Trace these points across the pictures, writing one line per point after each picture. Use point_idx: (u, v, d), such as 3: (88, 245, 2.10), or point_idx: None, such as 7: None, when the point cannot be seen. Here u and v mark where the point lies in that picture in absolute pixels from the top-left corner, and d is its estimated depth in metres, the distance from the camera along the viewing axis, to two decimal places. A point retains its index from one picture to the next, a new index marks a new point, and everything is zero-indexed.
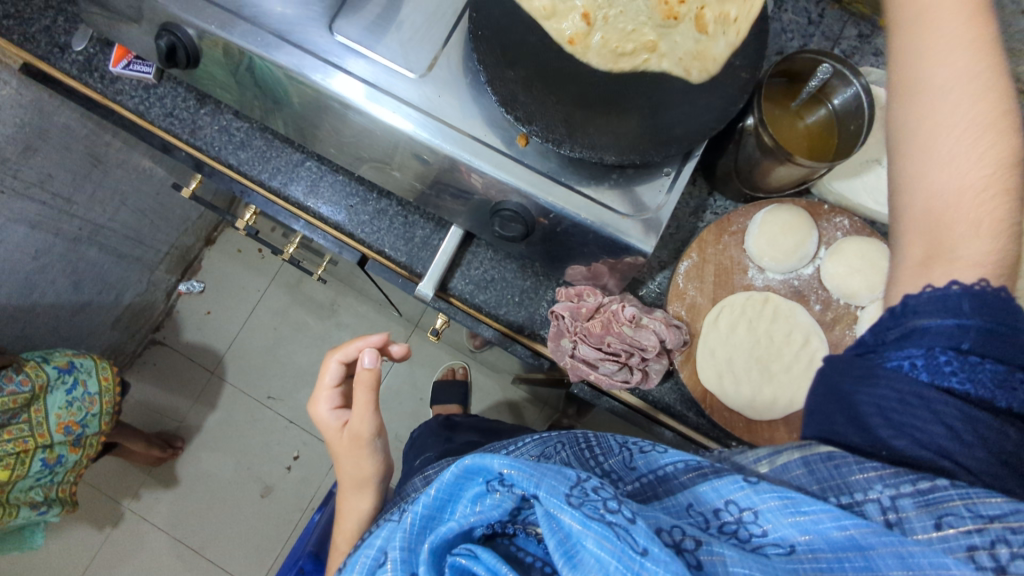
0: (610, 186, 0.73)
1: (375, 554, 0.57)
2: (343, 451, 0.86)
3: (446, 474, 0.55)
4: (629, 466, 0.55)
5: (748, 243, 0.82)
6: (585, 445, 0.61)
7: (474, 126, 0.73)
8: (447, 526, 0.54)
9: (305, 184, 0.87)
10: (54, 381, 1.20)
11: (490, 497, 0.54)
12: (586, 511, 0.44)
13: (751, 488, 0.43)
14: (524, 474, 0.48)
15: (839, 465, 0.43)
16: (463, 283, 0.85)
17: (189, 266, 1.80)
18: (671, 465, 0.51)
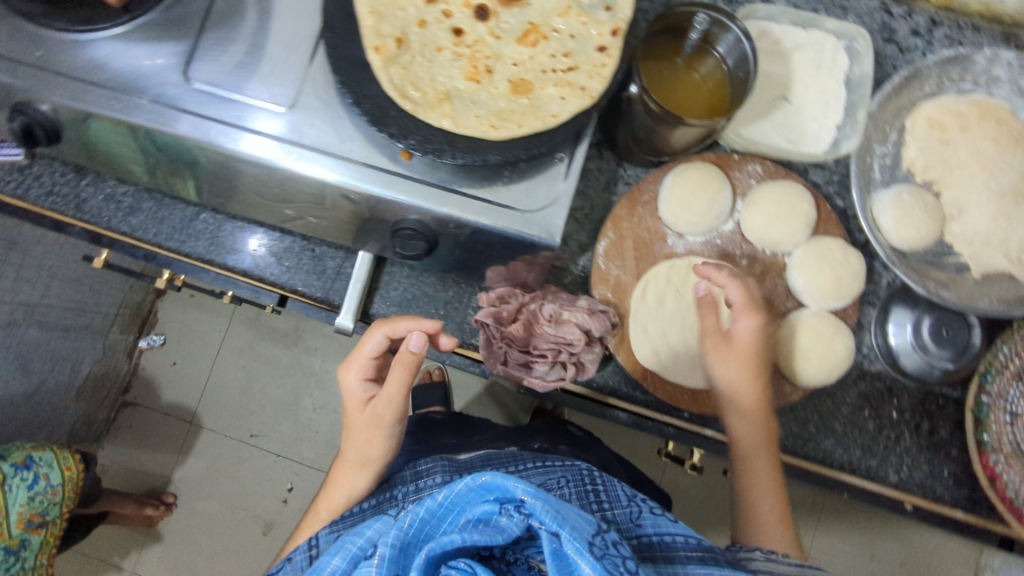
0: (504, 185, 0.70)
1: (361, 545, 0.52)
2: (357, 427, 0.71)
3: (460, 483, 0.51)
4: (634, 522, 0.60)
5: (661, 210, 0.80)
6: (590, 486, 0.66)
7: (353, 150, 0.70)
8: (449, 538, 0.46)
9: (204, 238, 0.85)
10: (11, 479, 1.18)
11: (497, 519, 0.48)
12: (607, 564, 0.43)
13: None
14: (548, 507, 0.45)
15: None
16: (384, 307, 0.82)
17: (145, 320, 1.74)
18: (678, 538, 0.56)
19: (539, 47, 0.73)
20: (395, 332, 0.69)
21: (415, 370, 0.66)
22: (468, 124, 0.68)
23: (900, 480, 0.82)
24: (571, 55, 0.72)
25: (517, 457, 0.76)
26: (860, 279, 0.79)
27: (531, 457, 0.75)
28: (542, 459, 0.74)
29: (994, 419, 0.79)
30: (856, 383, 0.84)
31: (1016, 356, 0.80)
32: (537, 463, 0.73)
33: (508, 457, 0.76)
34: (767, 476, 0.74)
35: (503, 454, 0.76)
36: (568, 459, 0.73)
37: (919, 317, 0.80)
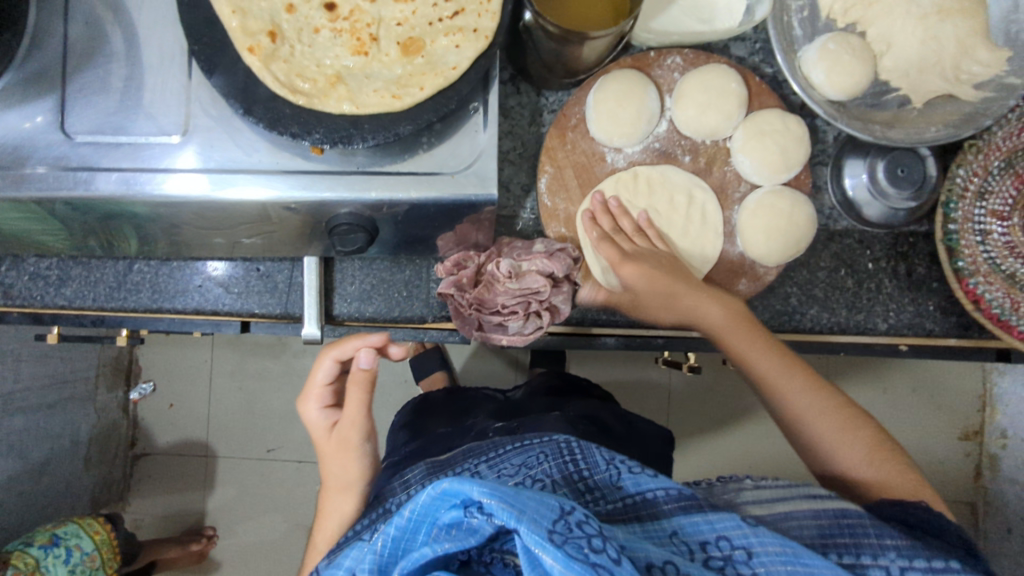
0: (425, 152, 0.67)
1: (342, 575, 0.50)
2: (328, 455, 0.67)
3: (421, 494, 0.46)
4: (616, 485, 0.58)
5: (592, 129, 0.77)
6: (570, 457, 0.60)
7: (262, 159, 0.66)
8: (420, 552, 0.46)
9: (145, 288, 0.81)
10: (46, 560, 1.18)
11: (467, 522, 0.46)
12: (569, 550, 0.42)
13: (749, 529, 0.52)
14: (505, 505, 0.43)
15: (852, 526, 0.55)
16: (346, 305, 0.81)
17: (129, 371, 1.69)
18: (660, 492, 0.56)
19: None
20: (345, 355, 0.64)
21: (371, 387, 0.63)
22: (370, 101, 0.63)
23: (891, 326, 0.84)
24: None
25: (496, 442, 0.68)
26: (805, 144, 0.77)
27: (514, 438, 0.67)
28: (522, 438, 0.66)
29: (966, 246, 0.79)
30: (826, 245, 0.84)
31: (974, 177, 0.79)
32: (515, 444, 0.65)
33: (488, 445, 0.67)
34: (742, 338, 0.71)
35: (487, 443, 0.68)
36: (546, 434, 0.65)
37: (873, 163, 0.78)
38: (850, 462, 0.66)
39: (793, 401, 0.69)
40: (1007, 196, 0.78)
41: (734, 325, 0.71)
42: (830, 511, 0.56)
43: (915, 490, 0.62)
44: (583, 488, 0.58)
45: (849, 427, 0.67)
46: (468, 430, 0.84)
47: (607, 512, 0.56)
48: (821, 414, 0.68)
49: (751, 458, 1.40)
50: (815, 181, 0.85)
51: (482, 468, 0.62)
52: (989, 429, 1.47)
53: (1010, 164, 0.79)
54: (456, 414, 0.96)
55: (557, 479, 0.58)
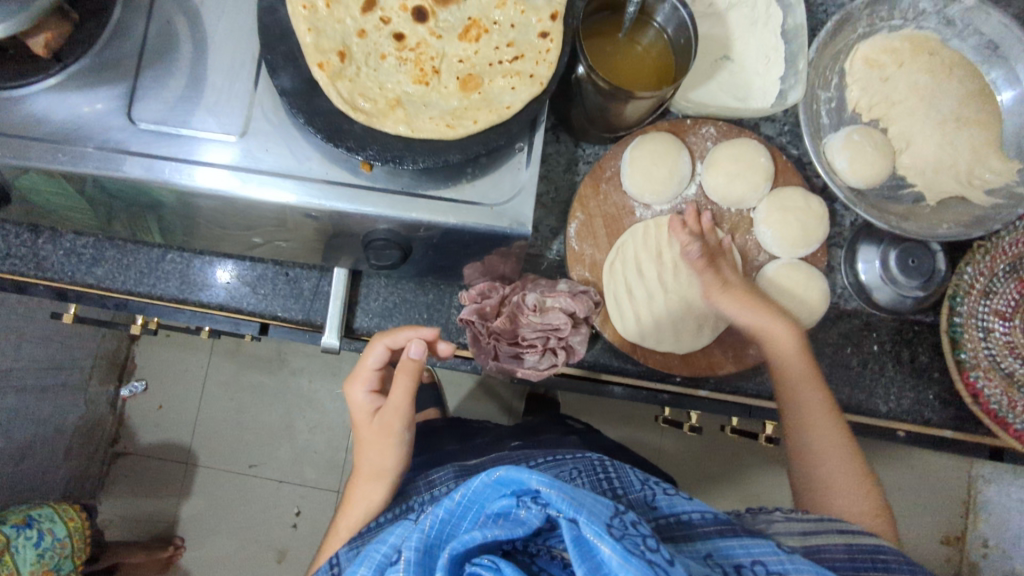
0: (469, 182, 0.71)
1: (387, 552, 0.49)
2: (366, 441, 0.64)
3: (476, 480, 0.46)
4: (650, 504, 0.56)
5: (625, 184, 0.81)
6: (603, 475, 0.60)
7: (313, 167, 0.70)
8: (470, 534, 0.44)
9: (174, 278, 0.84)
10: (16, 539, 1.14)
11: (518, 512, 0.45)
12: (626, 544, 0.40)
13: (786, 556, 0.48)
14: (564, 495, 0.42)
15: (887, 560, 0.57)
16: (367, 320, 0.82)
17: (123, 368, 1.69)
18: (695, 514, 0.53)
19: (480, 42, 0.74)
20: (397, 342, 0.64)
21: (420, 377, 0.62)
22: (425, 128, 0.67)
23: (890, 410, 0.85)
24: (513, 44, 0.73)
25: (527, 454, 0.67)
26: (824, 223, 0.81)
27: (542, 453, 0.67)
28: (553, 453, 0.65)
29: (970, 340, 0.81)
30: (835, 323, 0.86)
31: (981, 276, 0.83)
32: (546, 458, 0.64)
33: (517, 455, 0.67)
34: (796, 374, 0.74)
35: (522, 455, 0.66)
36: (577, 451, 0.65)
37: (887, 252, 0.82)
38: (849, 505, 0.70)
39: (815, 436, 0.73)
40: (1010, 297, 0.82)
41: (797, 357, 0.74)
42: (865, 545, 0.58)
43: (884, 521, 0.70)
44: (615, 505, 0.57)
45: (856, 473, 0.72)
46: (484, 449, 0.85)
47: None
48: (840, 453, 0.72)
49: None
50: (829, 262, 0.88)
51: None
52: (970, 535, 1.48)
53: (1014, 268, 0.82)
54: (462, 436, 0.96)
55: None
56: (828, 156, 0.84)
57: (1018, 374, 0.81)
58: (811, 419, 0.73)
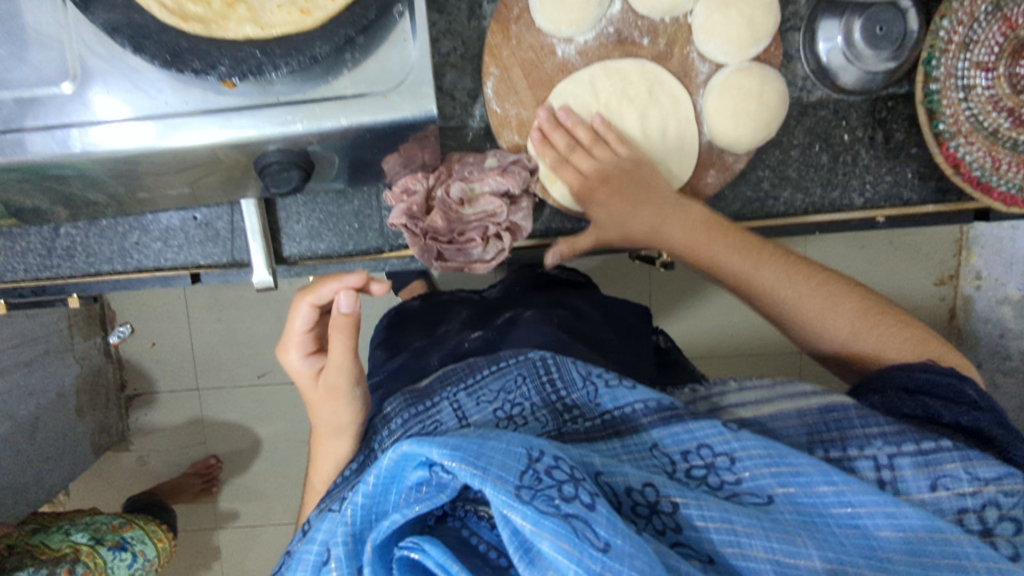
0: (349, 72, 0.60)
1: (320, 550, 0.49)
2: (317, 402, 0.66)
3: (384, 458, 0.46)
4: (594, 401, 0.59)
5: (537, 20, 0.68)
6: (547, 376, 0.61)
7: (169, 102, 0.59)
8: (392, 519, 0.44)
9: (78, 252, 0.75)
10: (112, 560, 1.27)
11: (436, 478, 0.46)
12: (539, 505, 0.41)
13: (731, 435, 0.52)
14: (465, 465, 0.43)
15: (839, 420, 0.55)
16: (296, 245, 0.76)
17: (103, 317, 1.62)
18: (638, 406, 0.56)
19: None
20: (322, 298, 0.62)
21: (355, 329, 0.61)
22: (275, 21, 0.55)
23: (867, 201, 0.80)
24: None
25: (471, 365, 0.67)
26: (774, 10, 0.69)
27: (487, 360, 0.67)
28: (497, 361, 0.65)
29: (947, 106, 0.73)
30: (800, 120, 0.78)
31: (959, 27, 0.72)
32: (491, 367, 0.65)
33: (461, 369, 0.66)
34: (705, 237, 0.68)
35: (461, 365, 0.67)
36: (521, 353, 0.65)
37: (849, 24, 0.71)
38: (847, 339, 0.65)
39: (777, 291, 0.67)
40: (992, 45, 0.71)
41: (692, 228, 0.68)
42: (816, 409, 0.56)
43: (919, 349, 0.63)
44: (562, 408, 0.59)
45: (837, 300, 0.66)
46: (448, 339, 0.83)
47: (586, 429, 0.56)
48: (806, 299, 0.66)
49: (734, 324, 1.39)
50: (787, 49, 0.78)
51: (462, 397, 0.62)
52: (964, 271, 1.49)
53: (997, 8, 0.71)
54: (433, 324, 0.93)
55: (536, 404, 0.59)
56: None
57: (1003, 130, 0.73)
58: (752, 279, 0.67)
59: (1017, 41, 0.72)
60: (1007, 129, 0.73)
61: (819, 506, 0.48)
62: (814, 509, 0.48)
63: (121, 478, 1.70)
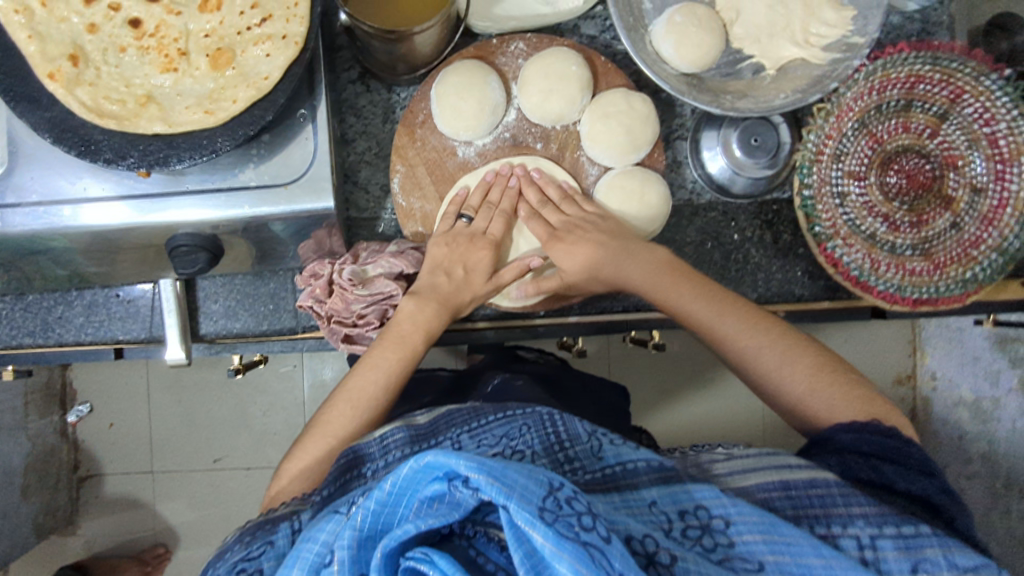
0: (255, 165, 0.66)
1: (321, 549, 0.47)
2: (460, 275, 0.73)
3: (403, 468, 0.46)
4: (595, 455, 0.57)
5: (438, 125, 0.75)
6: (553, 428, 0.57)
7: (87, 187, 0.65)
8: (404, 529, 0.44)
9: (3, 325, 0.79)
10: None
11: (451, 495, 0.46)
12: (559, 528, 0.42)
13: (727, 499, 0.52)
14: (494, 480, 0.44)
15: (821, 495, 0.54)
16: (213, 323, 0.80)
17: (62, 396, 1.62)
18: (641, 463, 0.56)
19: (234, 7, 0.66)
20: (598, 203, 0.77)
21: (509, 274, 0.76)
22: (182, 120, 0.61)
23: (760, 295, 0.86)
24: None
25: (478, 408, 0.63)
26: (652, 122, 0.75)
27: (494, 406, 0.62)
28: (503, 407, 0.61)
29: (824, 211, 0.81)
30: (691, 220, 0.85)
31: (829, 140, 0.81)
32: (498, 414, 0.61)
33: (468, 410, 0.62)
34: (665, 283, 0.71)
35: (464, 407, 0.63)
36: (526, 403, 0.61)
37: (727, 136, 0.78)
38: (800, 396, 0.65)
39: (737, 340, 0.68)
40: (862, 156, 0.80)
41: (653, 274, 0.71)
42: (798, 480, 0.55)
43: (864, 406, 0.62)
44: (563, 458, 0.56)
45: (794, 353, 0.66)
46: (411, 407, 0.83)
47: (586, 482, 0.54)
48: (766, 353, 0.66)
49: (688, 419, 1.40)
50: (676, 156, 0.86)
51: (465, 439, 0.58)
52: None
53: (863, 124, 0.80)
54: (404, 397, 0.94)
55: (538, 452, 0.55)
56: (654, 46, 0.80)
57: (880, 234, 0.80)
58: (717, 329, 0.69)
59: (885, 154, 0.80)
60: (884, 233, 0.80)
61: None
62: None
63: (63, 565, 1.65)
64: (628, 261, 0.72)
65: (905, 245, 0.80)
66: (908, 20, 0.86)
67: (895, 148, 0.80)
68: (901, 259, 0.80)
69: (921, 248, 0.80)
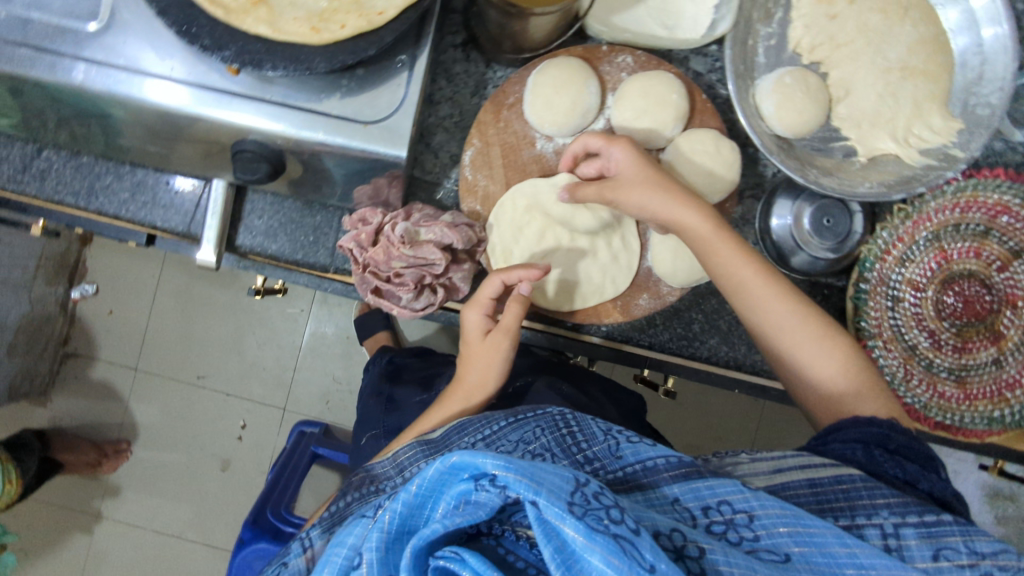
0: (341, 94, 0.66)
1: (349, 553, 0.50)
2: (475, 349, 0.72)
3: (430, 469, 0.47)
4: (614, 454, 0.58)
5: (525, 112, 0.75)
6: (566, 429, 0.61)
7: (174, 68, 0.64)
8: (432, 529, 0.45)
9: (50, 178, 0.80)
10: None
11: (477, 496, 0.46)
12: (590, 522, 0.42)
13: (750, 493, 0.53)
14: (523, 478, 0.43)
15: (846, 490, 0.56)
16: (250, 238, 0.80)
17: (74, 270, 1.61)
18: (660, 460, 0.56)
19: None
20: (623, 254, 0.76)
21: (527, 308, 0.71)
22: (288, 29, 0.61)
23: None
24: None
25: (488, 415, 0.65)
26: (735, 171, 0.75)
27: (504, 412, 0.65)
28: (514, 411, 0.64)
29: (874, 307, 0.80)
30: None
31: (898, 242, 0.79)
32: (509, 418, 0.63)
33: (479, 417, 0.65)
34: (713, 240, 0.68)
35: (477, 416, 0.64)
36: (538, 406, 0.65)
37: (800, 208, 0.77)
38: (815, 368, 0.69)
39: (769, 310, 0.68)
40: (926, 268, 0.78)
41: (703, 229, 0.68)
42: (825, 477, 0.58)
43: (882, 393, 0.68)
44: (582, 458, 0.58)
45: (830, 337, 0.68)
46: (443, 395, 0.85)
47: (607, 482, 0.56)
48: (796, 324, 0.68)
49: None
50: (744, 213, 0.84)
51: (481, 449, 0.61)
52: None
53: (936, 237, 0.79)
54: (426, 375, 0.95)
55: (557, 453, 0.58)
56: (756, 100, 0.80)
57: (921, 348, 0.79)
58: (755, 293, 0.68)
59: (949, 273, 0.78)
60: (926, 348, 0.79)
61: (833, 567, 0.49)
62: (828, 568, 0.49)
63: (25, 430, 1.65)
64: (679, 211, 0.69)
65: (942, 366, 0.79)
66: (1011, 149, 0.84)
67: (960, 271, 0.78)
68: (934, 378, 0.79)
69: (957, 373, 0.79)
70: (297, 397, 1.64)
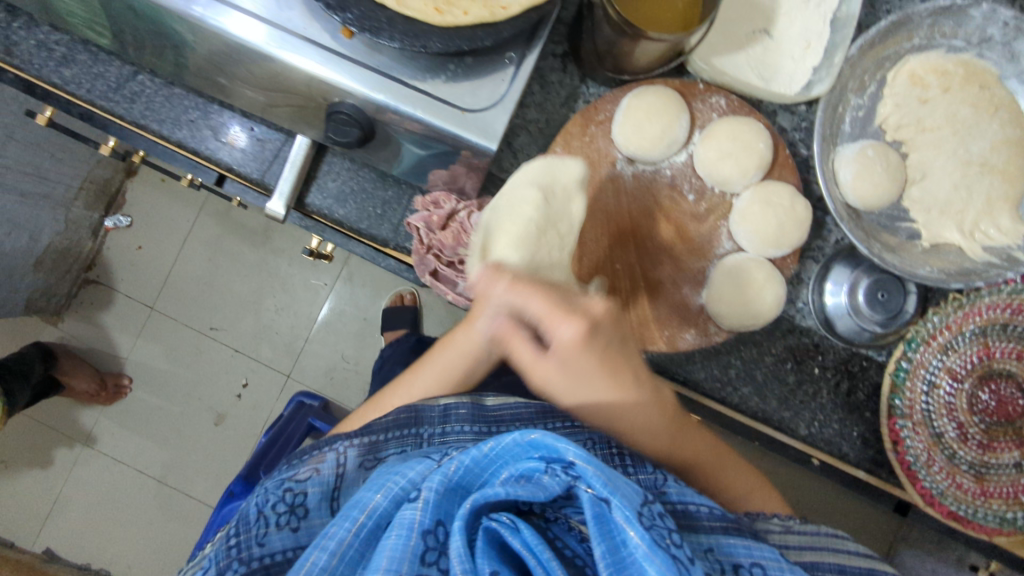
0: (447, 78, 0.67)
1: (403, 487, 0.55)
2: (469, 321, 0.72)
3: (507, 437, 0.52)
4: (658, 488, 0.62)
5: (613, 131, 0.76)
6: (615, 450, 0.68)
7: (292, 20, 0.65)
8: (493, 491, 0.49)
9: (139, 101, 0.81)
10: None
11: (540, 477, 0.50)
12: (654, 535, 0.45)
13: (786, 565, 0.54)
14: (599, 472, 0.47)
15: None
16: (321, 199, 0.81)
17: (111, 200, 1.62)
18: (703, 508, 0.58)
19: None
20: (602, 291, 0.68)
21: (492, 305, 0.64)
22: (411, 4, 0.62)
23: (810, 434, 0.83)
24: None
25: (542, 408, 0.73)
26: (802, 230, 0.77)
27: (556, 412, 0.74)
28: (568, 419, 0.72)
29: (910, 388, 0.79)
30: (784, 335, 0.83)
31: (946, 330, 0.79)
32: (564, 422, 0.72)
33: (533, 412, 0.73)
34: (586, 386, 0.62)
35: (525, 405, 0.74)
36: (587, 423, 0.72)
37: (857, 279, 0.77)
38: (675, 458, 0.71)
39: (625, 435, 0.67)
40: (967, 360, 0.79)
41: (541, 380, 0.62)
42: (856, 567, 0.64)
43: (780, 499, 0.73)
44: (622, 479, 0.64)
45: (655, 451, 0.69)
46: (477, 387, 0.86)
47: None
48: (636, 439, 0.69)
49: None
50: (800, 272, 0.85)
51: None
52: None
53: (982, 333, 0.79)
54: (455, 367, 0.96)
55: None
56: (835, 165, 0.81)
57: (947, 437, 0.79)
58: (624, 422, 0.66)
59: (988, 369, 0.79)
60: (952, 439, 0.79)
61: None
62: None
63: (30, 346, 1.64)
64: (571, 375, 0.61)
65: (964, 459, 0.79)
66: None
67: (1000, 370, 0.79)
68: (955, 469, 0.79)
69: (976, 468, 0.79)
70: (305, 367, 1.64)
